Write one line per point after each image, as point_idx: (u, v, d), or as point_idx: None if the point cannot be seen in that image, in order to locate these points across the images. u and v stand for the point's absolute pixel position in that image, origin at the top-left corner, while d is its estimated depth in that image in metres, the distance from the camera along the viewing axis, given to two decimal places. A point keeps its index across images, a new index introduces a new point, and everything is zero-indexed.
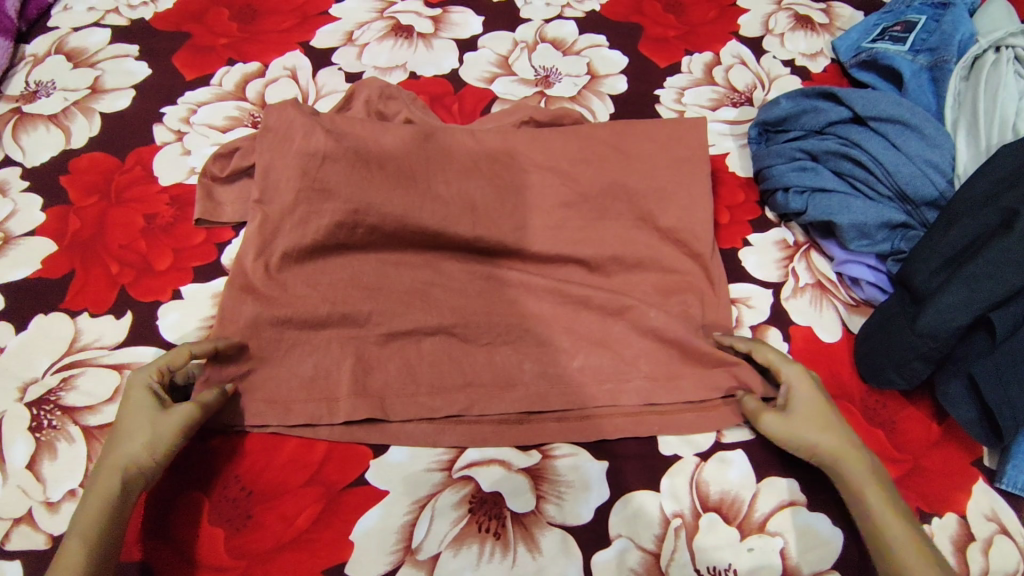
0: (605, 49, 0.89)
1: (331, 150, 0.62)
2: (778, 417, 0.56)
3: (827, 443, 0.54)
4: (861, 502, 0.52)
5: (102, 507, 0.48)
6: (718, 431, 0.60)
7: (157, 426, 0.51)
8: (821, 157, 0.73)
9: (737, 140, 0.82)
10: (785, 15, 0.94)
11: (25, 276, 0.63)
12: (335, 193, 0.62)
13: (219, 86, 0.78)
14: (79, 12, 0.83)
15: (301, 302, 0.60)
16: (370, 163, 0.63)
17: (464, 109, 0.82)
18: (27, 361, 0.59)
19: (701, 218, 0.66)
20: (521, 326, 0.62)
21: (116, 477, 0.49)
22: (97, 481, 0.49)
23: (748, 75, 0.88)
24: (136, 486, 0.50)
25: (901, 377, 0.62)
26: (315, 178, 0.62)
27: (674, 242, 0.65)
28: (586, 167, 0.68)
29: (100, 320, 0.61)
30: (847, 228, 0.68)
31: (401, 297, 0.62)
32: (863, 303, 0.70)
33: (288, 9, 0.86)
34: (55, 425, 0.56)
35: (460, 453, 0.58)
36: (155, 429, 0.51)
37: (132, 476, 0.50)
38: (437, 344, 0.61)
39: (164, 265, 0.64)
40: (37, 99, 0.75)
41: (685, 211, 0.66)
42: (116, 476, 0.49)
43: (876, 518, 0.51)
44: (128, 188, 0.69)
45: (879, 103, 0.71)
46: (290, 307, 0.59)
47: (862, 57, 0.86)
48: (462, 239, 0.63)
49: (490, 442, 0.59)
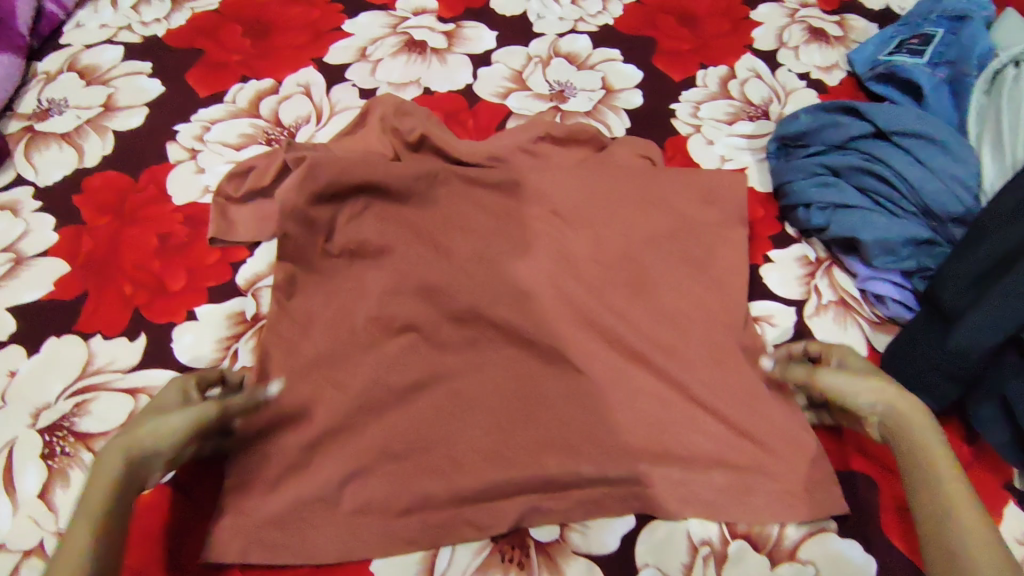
0: (619, 64, 0.89)
1: (336, 225, 0.64)
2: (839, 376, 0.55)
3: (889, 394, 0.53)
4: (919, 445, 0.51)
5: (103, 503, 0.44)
6: (779, 528, 0.57)
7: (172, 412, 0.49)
8: (843, 172, 0.71)
9: (754, 154, 0.82)
10: (799, 28, 0.96)
11: (37, 298, 0.62)
12: (366, 247, 0.64)
13: (232, 103, 0.77)
14: (92, 30, 0.82)
15: (332, 328, 0.61)
16: (379, 231, 0.65)
17: (479, 124, 0.81)
18: (39, 386, 0.58)
19: (727, 238, 0.67)
20: (544, 346, 0.62)
21: (119, 458, 0.45)
22: (94, 468, 0.45)
23: (763, 89, 0.89)
24: (137, 471, 0.46)
25: (930, 397, 0.62)
26: (329, 255, 0.63)
27: (704, 262, 0.66)
28: (609, 189, 0.68)
29: (113, 342, 0.60)
30: (871, 244, 0.67)
31: (423, 317, 0.62)
32: (888, 320, 0.69)
33: (303, 25, 0.86)
34: (69, 452, 0.55)
35: (478, 546, 0.55)
36: (167, 415, 0.49)
37: (139, 460, 0.46)
38: (460, 363, 0.61)
39: (179, 286, 0.64)
40: (50, 117, 0.74)
41: (694, 236, 0.67)
42: (120, 458, 0.45)
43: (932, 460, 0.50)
44: (142, 207, 0.68)
45: (902, 118, 0.70)
46: (322, 338, 0.61)
47: (879, 70, 0.86)
48: (483, 261, 0.65)
49: (512, 489, 0.56)
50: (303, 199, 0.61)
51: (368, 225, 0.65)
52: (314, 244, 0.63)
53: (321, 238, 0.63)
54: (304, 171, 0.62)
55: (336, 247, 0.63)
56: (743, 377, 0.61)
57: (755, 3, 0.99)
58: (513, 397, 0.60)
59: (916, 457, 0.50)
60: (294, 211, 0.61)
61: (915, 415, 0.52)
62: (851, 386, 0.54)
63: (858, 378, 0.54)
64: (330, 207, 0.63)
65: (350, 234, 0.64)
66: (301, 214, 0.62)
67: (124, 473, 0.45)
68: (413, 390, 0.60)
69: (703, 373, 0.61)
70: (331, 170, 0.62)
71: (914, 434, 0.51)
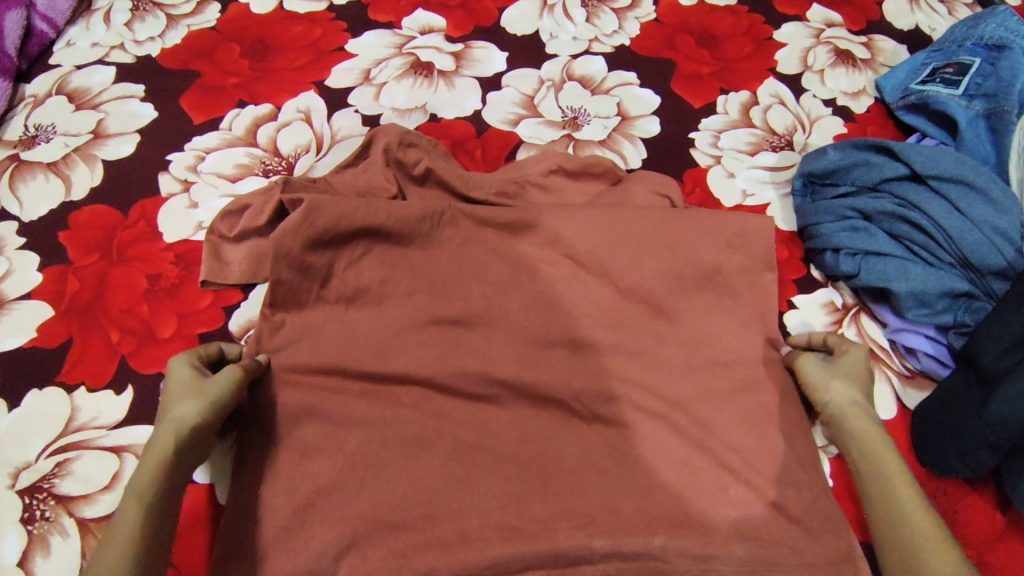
0: (635, 88, 0.85)
1: (334, 270, 0.59)
2: (818, 368, 0.59)
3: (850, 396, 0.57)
4: (874, 451, 0.53)
5: (149, 479, 0.46)
6: None
7: (202, 390, 0.51)
8: (874, 217, 0.67)
9: (778, 189, 0.78)
10: (824, 50, 0.91)
11: (18, 346, 0.59)
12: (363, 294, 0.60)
13: (228, 130, 0.73)
14: (83, 49, 0.78)
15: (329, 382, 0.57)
16: (382, 277, 0.60)
17: (488, 154, 0.77)
18: (19, 443, 0.55)
19: (755, 286, 0.62)
20: (554, 405, 0.58)
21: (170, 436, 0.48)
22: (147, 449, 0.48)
23: (787, 116, 0.85)
24: (186, 448, 0.49)
25: (965, 465, 0.58)
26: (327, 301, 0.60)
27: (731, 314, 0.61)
28: (627, 226, 0.63)
29: (97, 396, 0.57)
30: (904, 295, 0.63)
31: (427, 368, 0.58)
32: (919, 374, 0.66)
33: (304, 45, 0.82)
34: (48, 517, 0.52)
35: None
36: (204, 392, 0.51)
37: (187, 439, 0.49)
38: (465, 421, 0.57)
39: (168, 333, 0.60)
40: (36, 145, 0.70)
41: (719, 282, 0.62)
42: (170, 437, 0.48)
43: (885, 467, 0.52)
44: (131, 245, 0.64)
45: (939, 161, 0.66)
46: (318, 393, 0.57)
47: (911, 99, 0.82)
48: (492, 310, 0.60)
49: (520, 563, 0.51)
50: (299, 245, 0.57)
51: (372, 269, 0.61)
52: (308, 291, 0.59)
53: (317, 284, 0.59)
54: (303, 214, 0.57)
55: (333, 293, 0.59)
56: (766, 442, 0.57)
57: (778, 22, 0.94)
58: (520, 459, 0.56)
59: (873, 466, 0.52)
60: (289, 256, 0.57)
61: (870, 425, 0.55)
62: (824, 381, 0.58)
63: (833, 377, 0.58)
64: (328, 253, 0.59)
65: (347, 280, 0.60)
66: (297, 261, 0.57)
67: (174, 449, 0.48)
68: (415, 449, 0.55)
69: (723, 438, 0.57)
70: (330, 214, 0.58)
71: (869, 441, 0.54)
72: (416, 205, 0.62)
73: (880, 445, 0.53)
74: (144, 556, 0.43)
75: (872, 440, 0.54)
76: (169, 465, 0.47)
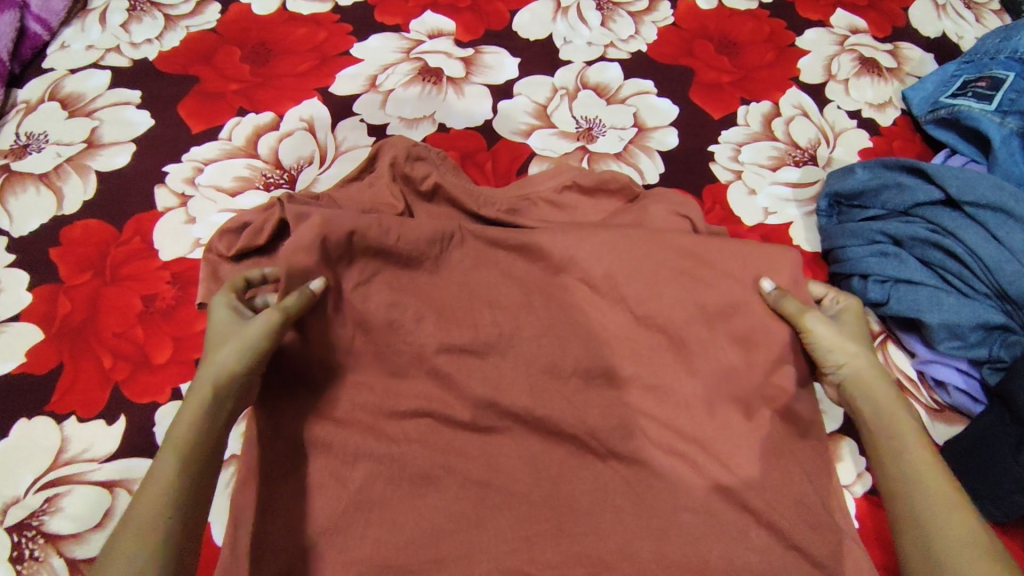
0: (652, 97, 0.81)
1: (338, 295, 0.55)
2: (824, 328, 0.55)
3: (857, 360, 0.54)
4: (887, 419, 0.51)
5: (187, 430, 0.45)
6: None
7: (241, 336, 0.50)
8: (906, 242, 0.65)
9: (801, 207, 0.74)
10: (849, 58, 0.87)
11: (8, 371, 0.56)
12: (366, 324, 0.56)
13: (228, 140, 0.70)
14: (77, 51, 0.75)
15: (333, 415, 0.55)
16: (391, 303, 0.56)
17: (499, 168, 0.74)
18: (7, 476, 0.52)
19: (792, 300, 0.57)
20: (568, 441, 0.55)
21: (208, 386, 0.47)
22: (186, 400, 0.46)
23: (810, 129, 0.81)
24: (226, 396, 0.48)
25: (998, 509, 0.55)
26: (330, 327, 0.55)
27: (768, 346, 0.56)
28: (647, 247, 0.58)
29: (90, 426, 0.54)
30: (936, 327, 0.60)
31: (435, 402, 0.55)
32: (948, 408, 0.63)
33: (307, 48, 0.78)
34: (37, 557, 0.50)
35: None
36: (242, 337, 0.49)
37: (225, 388, 0.48)
38: (474, 457, 0.55)
39: (163, 358, 0.57)
40: (27, 155, 0.67)
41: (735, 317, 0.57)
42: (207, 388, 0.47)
43: (900, 435, 0.50)
44: (125, 263, 0.62)
45: (976, 185, 0.63)
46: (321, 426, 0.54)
47: (940, 113, 0.79)
48: (504, 337, 0.57)
49: None
50: (313, 262, 0.53)
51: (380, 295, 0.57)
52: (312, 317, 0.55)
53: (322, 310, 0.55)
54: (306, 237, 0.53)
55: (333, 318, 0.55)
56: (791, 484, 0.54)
57: (801, 28, 0.90)
58: (532, 499, 0.53)
59: (887, 433, 0.50)
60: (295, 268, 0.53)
61: (880, 391, 0.53)
62: (830, 343, 0.55)
63: (843, 338, 0.55)
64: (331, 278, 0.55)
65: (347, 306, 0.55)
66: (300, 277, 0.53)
67: (209, 409, 0.46)
68: (421, 488, 0.53)
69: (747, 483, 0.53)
70: (334, 239, 0.54)
71: (883, 408, 0.52)
72: (425, 227, 0.58)
73: (891, 412, 0.51)
74: (186, 511, 0.41)
75: (882, 405, 0.52)
76: (207, 418, 0.46)
